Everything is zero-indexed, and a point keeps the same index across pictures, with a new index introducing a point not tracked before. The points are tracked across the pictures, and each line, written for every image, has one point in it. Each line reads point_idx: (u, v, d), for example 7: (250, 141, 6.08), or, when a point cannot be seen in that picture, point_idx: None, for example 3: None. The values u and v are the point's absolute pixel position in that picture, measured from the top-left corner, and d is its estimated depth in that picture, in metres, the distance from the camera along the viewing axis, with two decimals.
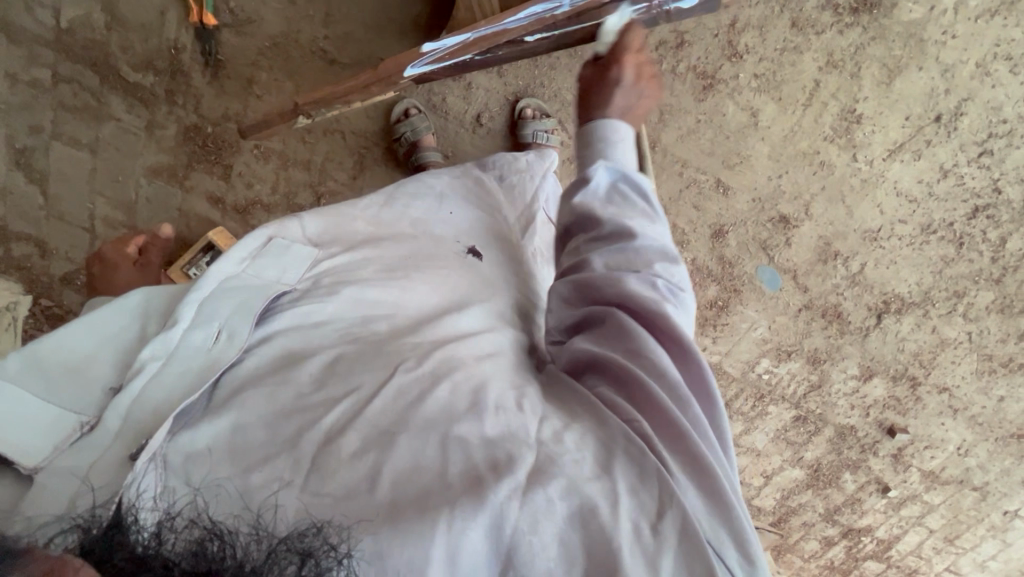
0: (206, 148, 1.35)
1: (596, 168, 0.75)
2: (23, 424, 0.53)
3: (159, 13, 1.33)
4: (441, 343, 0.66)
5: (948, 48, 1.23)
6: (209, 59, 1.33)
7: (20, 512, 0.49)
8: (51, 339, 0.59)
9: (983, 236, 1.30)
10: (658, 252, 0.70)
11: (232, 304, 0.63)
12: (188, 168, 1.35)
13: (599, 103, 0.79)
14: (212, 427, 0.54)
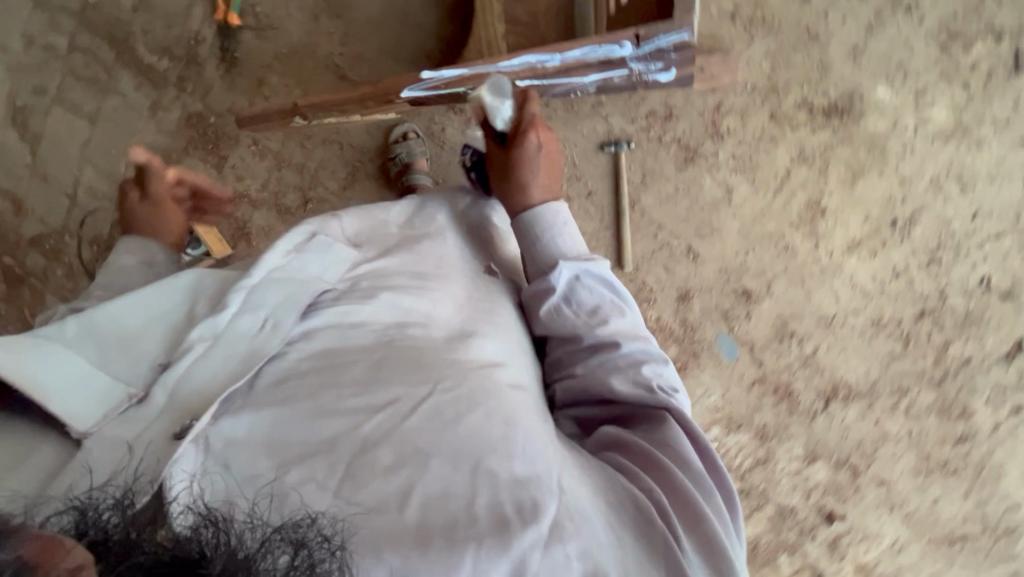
0: (205, 138, 1.38)
1: (557, 269, 0.83)
2: (78, 389, 0.59)
3: (185, 5, 1.39)
4: (474, 367, 0.70)
5: (906, 161, 1.34)
6: (226, 55, 1.39)
7: (65, 475, 0.53)
8: (103, 313, 0.66)
9: (928, 338, 1.37)
10: (642, 352, 0.80)
11: (280, 295, 0.68)
12: (182, 153, 1.38)
13: (522, 178, 0.89)
14: (252, 418, 0.60)
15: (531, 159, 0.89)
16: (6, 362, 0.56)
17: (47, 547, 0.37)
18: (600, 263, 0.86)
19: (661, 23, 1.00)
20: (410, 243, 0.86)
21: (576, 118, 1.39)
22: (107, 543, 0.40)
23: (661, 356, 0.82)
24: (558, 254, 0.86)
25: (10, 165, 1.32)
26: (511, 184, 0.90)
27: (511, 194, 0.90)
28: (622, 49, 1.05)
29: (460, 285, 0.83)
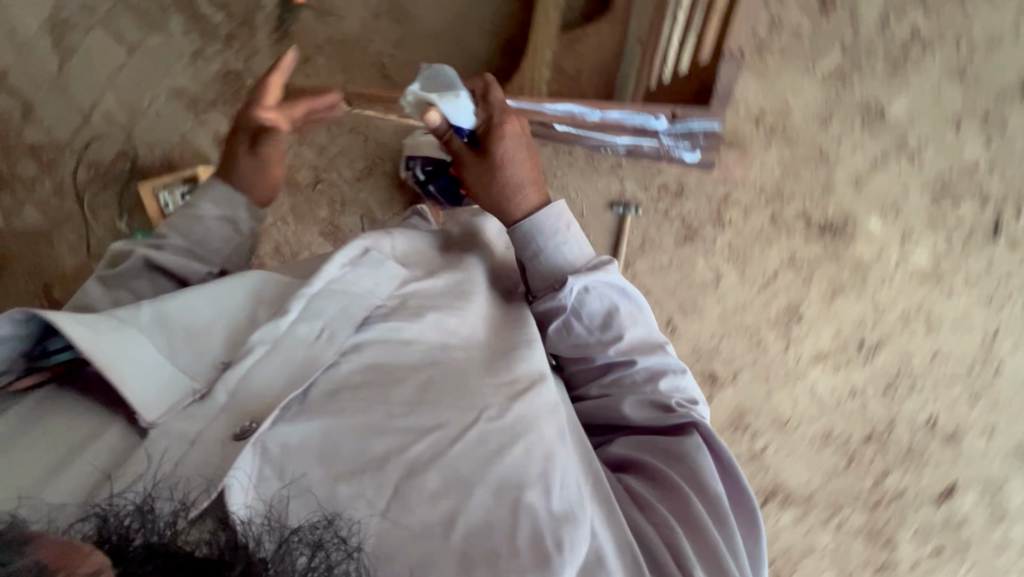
0: (230, 97, 1.40)
1: (567, 286, 0.81)
2: (151, 379, 0.63)
3: None
4: (521, 389, 0.69)
5: (883, 291, 1.39)
6: (280, 25, 1.43)
7: (133, 464, 0.58)
8: (175, 303, 0.69)
9: (871, 463, 1.42)
10: (660, 364, 0.80)
11: (337, 307, 0.71)
12: (209, 104, 1.40)
13: (508, 179, 0.87)
14: (309, 425, 0.63)
15: (512, 156, 0.87)
16: (84, 346, 0.61)
17: (64, 553, 0.40)
18: (615, 274, 0.84)
19: (695, 109, 1.01)
20: (463, 263, 0.87)
21: (593, 172, 1.44)
22: (128, 545, 0.43)
23: (680, 367, 0.81)
24: (574, 270, 0.85)
25: (35, 73, 1.36)
26: (497, 188, 0.88)
27: (499, 198, 0.88)
28: (656, 119, 1.11)
29: (501, 310, 0.84)
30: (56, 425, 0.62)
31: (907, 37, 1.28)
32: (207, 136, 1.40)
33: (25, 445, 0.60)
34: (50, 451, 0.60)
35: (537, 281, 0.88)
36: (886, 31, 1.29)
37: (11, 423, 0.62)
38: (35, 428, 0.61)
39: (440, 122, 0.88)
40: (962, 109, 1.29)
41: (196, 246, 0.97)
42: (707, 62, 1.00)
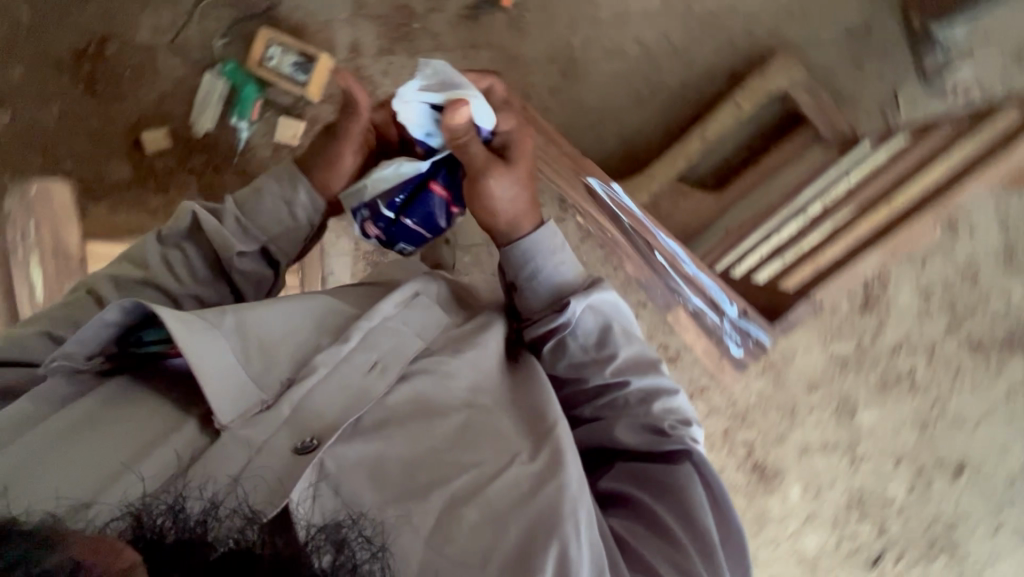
0: (389, 17, 1.41)
1: (569, 309, 0.79)
2: (228, 380, 0.63)
3: None
4: (544, 430, 0.69)
5: (765, 549, 1.47)
6: (473, 10, 1.38)
7: (199, 469, 0.57)
8: (253, 314, 0.71)
9: None
10: (651, 383, 0.80)
11: (391, 343, 0.72)
12: (369, 14, 1.41)
13: (522, 198, 0.82)
14: (365, 447, 0.64)
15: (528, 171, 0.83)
16: (178, 337, 0.62)
17: (96, 550, 0.41)
18: (611, 297, 0.83)
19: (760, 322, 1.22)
20: (492, 315, 0.85)
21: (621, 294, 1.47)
22: (161, 543, 0.44)
23: (670, 383, 0.82)
24: (575, 291, 0.83)
25: None
26: (511, 205, 0.82)
27: (513, 213, 0.82)
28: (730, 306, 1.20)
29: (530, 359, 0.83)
30: (125, 421, 0.62)
31: (904, 371, 1.38)
32: (345, 36, 1.42)
33: (91, 440, 0.59)
34: (127, 442, 0.60)
35: (534, 303, 0.84)
36: (891, 358, 1.38)
37: (82, 412, 0.62)
38: (103, 423, 0.61)
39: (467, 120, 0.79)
40: (908, 452, 1.41)
41: (247, 217, 0.90)
42: (790, 291, 1.25)
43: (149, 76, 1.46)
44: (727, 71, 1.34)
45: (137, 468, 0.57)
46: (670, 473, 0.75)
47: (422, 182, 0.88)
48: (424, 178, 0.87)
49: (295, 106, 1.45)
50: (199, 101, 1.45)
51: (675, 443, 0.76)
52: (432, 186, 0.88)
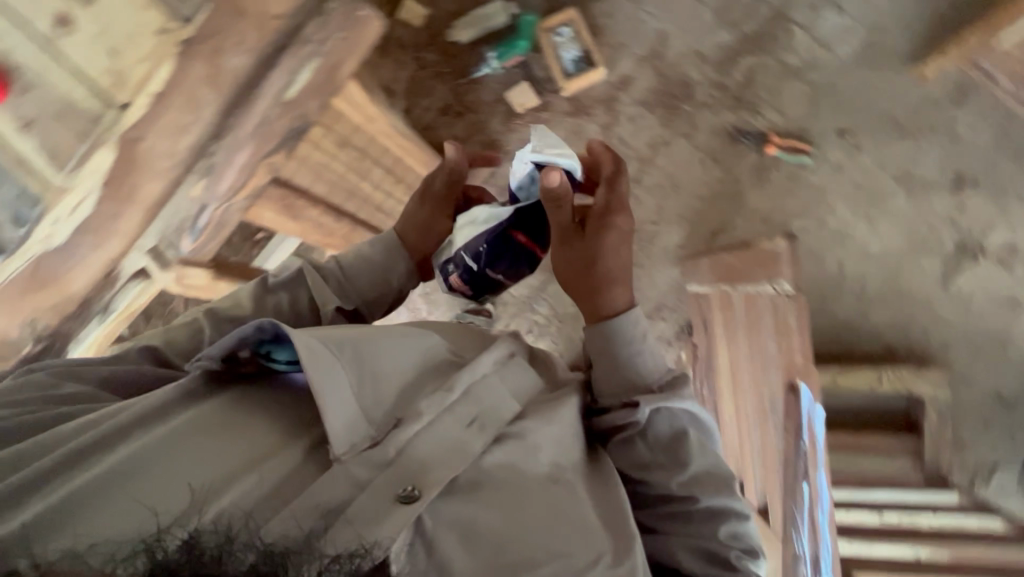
0: (671, 83, 1.44)
1: (636, 412, 0.63)
2: (347, 412, 0.55)
3: (798, 88, 1.41)
4: (620, 522, 0.57)
5: None
6: (738, 134, 1.42)
7: (263, 522, 0.47)
8: (375, 342, 0.63)
9: None
10: (722, 504, 0.62)
11: (490, 399, 0.61)
12: (658, 68, 1.44)
13: (609, 266, 0.69)
14: (457, 503, 0.55)
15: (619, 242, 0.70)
16: (304, 362, 0.54)
17: None
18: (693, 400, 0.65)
19: None
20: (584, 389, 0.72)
21: None
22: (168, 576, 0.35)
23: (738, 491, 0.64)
24: (660, 383, 0.66)
25: None
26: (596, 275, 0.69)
27: (600, 282, 0.68)
28: None
29: None
30: (224, 440, 0.53)
31: None
32: (626, 68, 1.44)
33: (176, 459, 0.51)
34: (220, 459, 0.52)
35: (604, 385, 0.68)
36: None
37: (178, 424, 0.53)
38: (195, 441, 0.52)
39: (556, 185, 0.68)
40: None
41: (342, 279, 0.80)
42: None
43: None
44: (886, 344, 1.39)
45: (214, 502, 0.48)
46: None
47: (501, 234, 0.79)
48: (505, 225, 0.79)
49: (542, 84, 1.45)
50: (475, 16, 1.42)
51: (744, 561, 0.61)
52: (515, 233, 0.79)
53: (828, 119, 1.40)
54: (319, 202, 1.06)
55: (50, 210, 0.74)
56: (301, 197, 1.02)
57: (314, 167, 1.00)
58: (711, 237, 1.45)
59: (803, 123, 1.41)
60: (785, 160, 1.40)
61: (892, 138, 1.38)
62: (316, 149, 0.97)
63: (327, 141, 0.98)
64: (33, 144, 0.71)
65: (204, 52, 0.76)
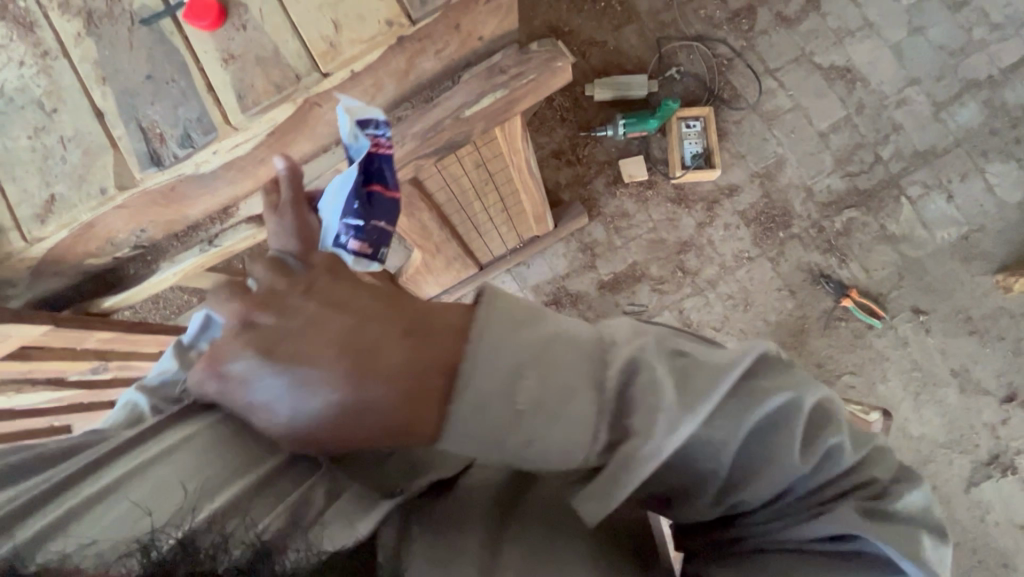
0: (774, 206, 1.48)
1: (597, 507, 0.45)
2: None
3: (888, 253, 1.45)
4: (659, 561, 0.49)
5: None
6: (821, 276, 1.45)
7: (268, 514, 0.43)
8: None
9: None
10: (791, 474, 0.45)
11: None
12: (766, 189, 1.48)
13: (338, 395, 0.41)
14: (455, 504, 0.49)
15: (297, 356, 0.42)
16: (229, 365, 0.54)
17: None
18: (658, 413, 0.42)
19: None
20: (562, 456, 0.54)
21: None
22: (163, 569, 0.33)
23: (785, 395, 0.44)
24: (610, 426, 0.43)
25: (811, 37, 1.49)
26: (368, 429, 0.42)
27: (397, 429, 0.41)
28: None
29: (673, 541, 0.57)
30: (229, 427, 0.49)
31: None
32: (736, 178, 1.49)
33: (171, 456, 0.46)
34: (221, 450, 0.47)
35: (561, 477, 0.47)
36: None
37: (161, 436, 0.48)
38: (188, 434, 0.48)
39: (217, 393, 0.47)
40: None
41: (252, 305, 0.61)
42: None
43: (610, 23, 1.51)
44: None
45: (213, 501, 0.43)
46: (876, 558, 0.44)
47: (360, 189, 0.84)
48: (358, 182, 0.83)
49: (656, 163, 1.49)
50: (616, 81, 1.46)
51: (839, 510, 0.45)
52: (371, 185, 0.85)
53: (908, 293, 1.44)
54: (433, 208, 1.07)
55: (217, 141, 0.74)
56: (423, 199, 1.02)
57: (446, 176, 1.01)
58: None
59: (884, 288, 1.44)
60: (856, 316, 1.43)
61: (961, 332, 1.42)
62: (456, 162, 0.98)
63: (469, 158, 0.99)
64: (230, 79, 0.74)
65: (408, 51, 0.79)
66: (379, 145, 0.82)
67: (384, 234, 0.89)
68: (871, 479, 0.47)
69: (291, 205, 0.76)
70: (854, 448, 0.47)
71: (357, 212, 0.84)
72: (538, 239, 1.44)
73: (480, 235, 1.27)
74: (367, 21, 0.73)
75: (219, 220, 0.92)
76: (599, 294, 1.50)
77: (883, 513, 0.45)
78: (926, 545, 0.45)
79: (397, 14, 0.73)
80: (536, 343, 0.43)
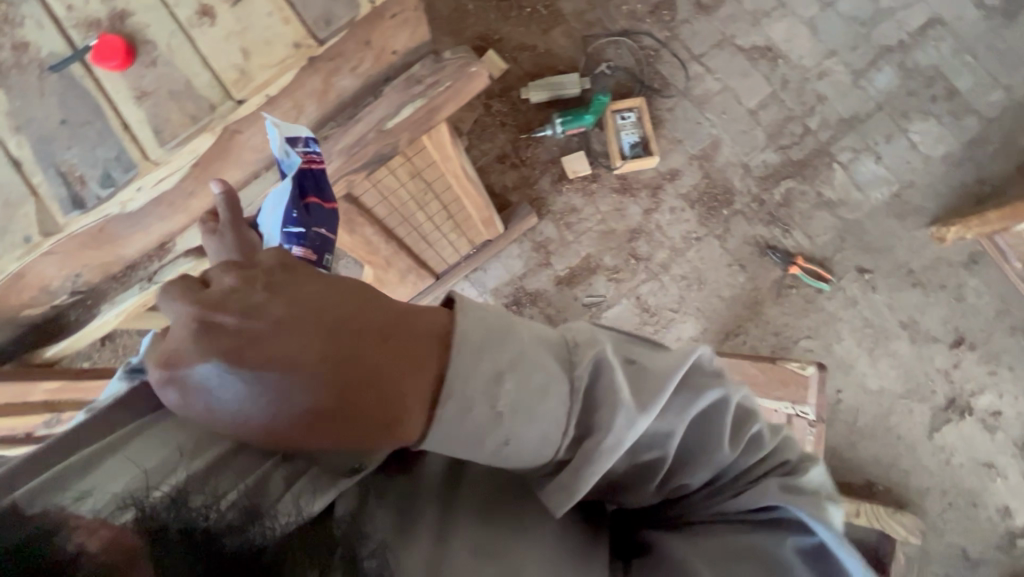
0: (715, 186, 1.53)
1: (564, 496, 0.46)
2: None
3: (828, 219, 1.51)
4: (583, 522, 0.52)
5: None
6: (767, 248, 1.50)
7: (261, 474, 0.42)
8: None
9: None
10: (717, 454, 0.48)
11: None
12: (705, 171, 1.53)
13: (319, 397, 0.37)
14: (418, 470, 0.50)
15: (274, 357, 0.37)
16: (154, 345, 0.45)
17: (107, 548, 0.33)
18: (616, 409, 0.44)
19: None
20: None
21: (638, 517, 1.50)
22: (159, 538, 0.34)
23: (719, 389, 0.47)
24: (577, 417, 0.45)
25: (729, 21, 1.55)
26: (350, 433, 0.38)
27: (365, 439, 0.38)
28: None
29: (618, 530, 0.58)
30: None
31: None
32: (676, 162, 1.53)
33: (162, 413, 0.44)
34: None
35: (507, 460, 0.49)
36: None
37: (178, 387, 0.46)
38: None
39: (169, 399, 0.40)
40: None
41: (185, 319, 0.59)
42: None
43: (538, 27, 1.55)
44: (868, 478, 1.44)
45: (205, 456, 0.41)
46: (792, 524, 0.48)
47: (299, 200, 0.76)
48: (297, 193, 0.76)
49: (598, 157, 1.53)
50: (549, 81, 1.50)
51: (762, 482, 0.49)
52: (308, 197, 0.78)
53: (851, 254, 1.49)
54: (376, 222, 1.09)
55: (139, 177, 0.75)
56: (362, 213, 1.04)
57: (383, 189, 1.02)
58: (724, 337, 1.50)
59: (828, 253, 1.50)
60: (806, 282, 1.48)
61: (905, 285, 1.47)
62: (390, 174, 1.00)
63: (404, 168, 1.01)
64: (146, 115, 0.75)
65: (322, 70, 0.81)
66: (311, 161, 0.79)
67: (327, 241, 0.79)
68: (788, 458, 0.51)
69: (228, 225, 0.68)
70: (772, 434, 0.52)
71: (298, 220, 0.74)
72: (491, 242, 1.47)
73: (430, 244, 1.29)
74: (276, 45, 0.75)
75: (156, 257, 0.92)
76: (557, 290, 1.53)
77: (800, 486, 0.49)
78: (833, 510, 0.49)
79: (305, 36, 0.75)
80: (514, 348, 0.43)
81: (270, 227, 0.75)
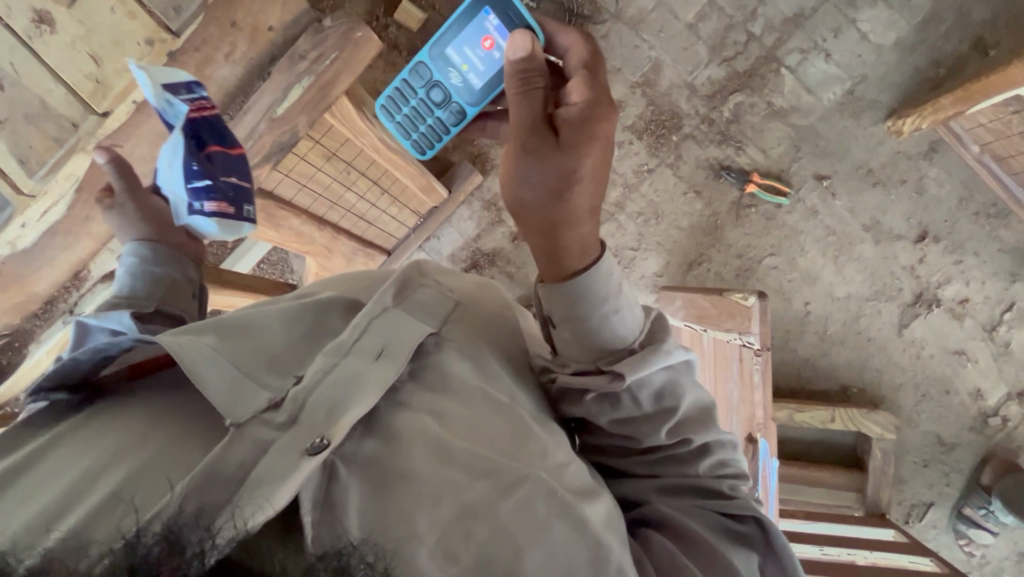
0: (661, 112, 1.45)
1: (623, 376, 0.51)
2: (238, 388, 0.44)
3: (781, 129, 1.44)
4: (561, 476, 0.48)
5: None
6: (722, 170, 1.45)
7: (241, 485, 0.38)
8: (259, 316, 0.52)
9: None
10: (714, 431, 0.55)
11: (391, 330, 0.51)
12: (650, 98, 1.44)
13: (574, 209, 0.52)
14: (388, 448, 0.46)
15: (588, 166, 0.52)
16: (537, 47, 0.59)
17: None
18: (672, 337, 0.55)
19: None
20: (443, 386, 0.51)
21: None
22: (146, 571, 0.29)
23: None
24: (644, 328, 0.55)
25: None
26: (553, 242, 0.53)
27: (549, 232, 0.52)
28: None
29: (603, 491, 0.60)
30: (166, 406, 0.45)
31: None
32: (618, 93, 1.45)
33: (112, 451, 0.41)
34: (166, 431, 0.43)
35: (568, 349, 0.55)
36: None
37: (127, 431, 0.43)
38: (126, 426, 0.43)
39: (520, 101, 0.54)
40: None
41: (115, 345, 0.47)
42: None
43: None
44: (841, 382, 1.48)
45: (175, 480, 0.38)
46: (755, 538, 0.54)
47: (200, 149, 0.73)
48: (202, 142, 0.73)
49: None
50: None
51: (739, 491, 0.55)
52: (209, 146, 0.74)
53: (807, 163, 1.45)
54: (301, 211, 1.04)
55: (18, 215, 0.73)
56: (283, 207, 0.99)
57: (298, 178, 0.98)
58: (687, 268, 1.52)
59: (783, 165, 1.45)
60: (765, 199, 1.45)
61: (865, 186, 1.43)
62: (302, 161, 0.95)
63: (314, 153, 0.95)
64: (5, 145, 0.69)
65: (192, 62, 0.75)
66: (200, 106, 0.72)
67: (243, 192, 0.78)
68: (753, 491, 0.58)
69: (126, 194, 0.73)
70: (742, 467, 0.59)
71: (200, 172, 0.73)
72: (437, 209, 1.39)
73: (371, 222, 1.25)
74: (126, 46, 0.70)
75: (73, 287, 0.86)
76: (514, 246, 1.50)
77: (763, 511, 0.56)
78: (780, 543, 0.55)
79: (156, 31, 0.71)
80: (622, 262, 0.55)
81: (172, 184, 0.73)
